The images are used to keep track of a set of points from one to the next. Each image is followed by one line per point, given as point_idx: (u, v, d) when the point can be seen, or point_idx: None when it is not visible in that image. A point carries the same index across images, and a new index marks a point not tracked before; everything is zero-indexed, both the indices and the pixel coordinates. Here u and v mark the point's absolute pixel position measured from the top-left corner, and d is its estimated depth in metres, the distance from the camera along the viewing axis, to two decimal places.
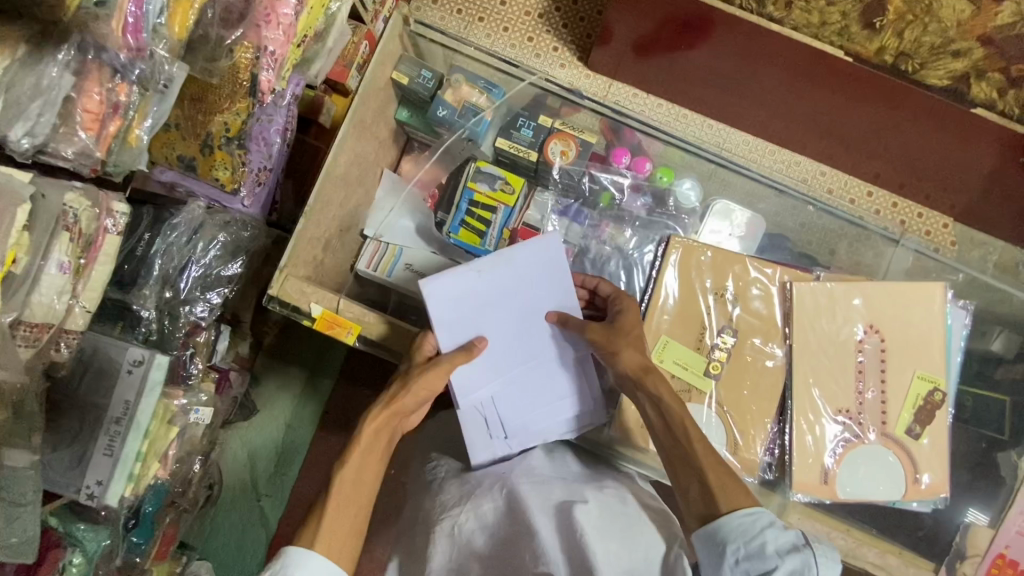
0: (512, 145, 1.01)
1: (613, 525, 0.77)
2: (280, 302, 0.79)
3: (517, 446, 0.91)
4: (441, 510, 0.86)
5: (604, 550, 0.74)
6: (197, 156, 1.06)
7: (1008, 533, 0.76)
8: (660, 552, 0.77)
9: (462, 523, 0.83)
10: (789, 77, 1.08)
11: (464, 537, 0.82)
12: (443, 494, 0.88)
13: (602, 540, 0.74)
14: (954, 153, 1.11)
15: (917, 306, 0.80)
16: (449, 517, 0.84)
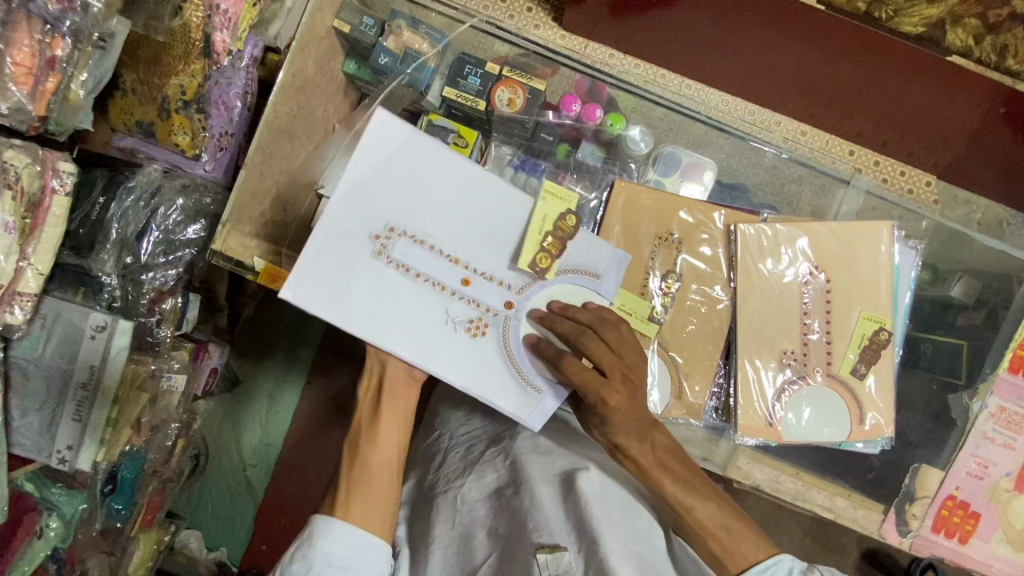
0: (459, 95, 0.92)
1: (615, 493, 0.73)
2: (222, 257, 0.77)
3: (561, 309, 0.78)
4: (444, 484, 0.81)
5: (607, 518, 0.69)
6: (156, 121, 1.05)
7: (959, 475, 0.80)
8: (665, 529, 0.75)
9: (465, 493, 0.78)
10: (757, 29, 1.04)
11: (466, 507, 0.77)
12: (444, 466, 0.84)
13: (604, 505, 0.71)
14: (940, 108, 1.06)
15: (864, 245, 0.79)
16: (451, 488, 0.79)
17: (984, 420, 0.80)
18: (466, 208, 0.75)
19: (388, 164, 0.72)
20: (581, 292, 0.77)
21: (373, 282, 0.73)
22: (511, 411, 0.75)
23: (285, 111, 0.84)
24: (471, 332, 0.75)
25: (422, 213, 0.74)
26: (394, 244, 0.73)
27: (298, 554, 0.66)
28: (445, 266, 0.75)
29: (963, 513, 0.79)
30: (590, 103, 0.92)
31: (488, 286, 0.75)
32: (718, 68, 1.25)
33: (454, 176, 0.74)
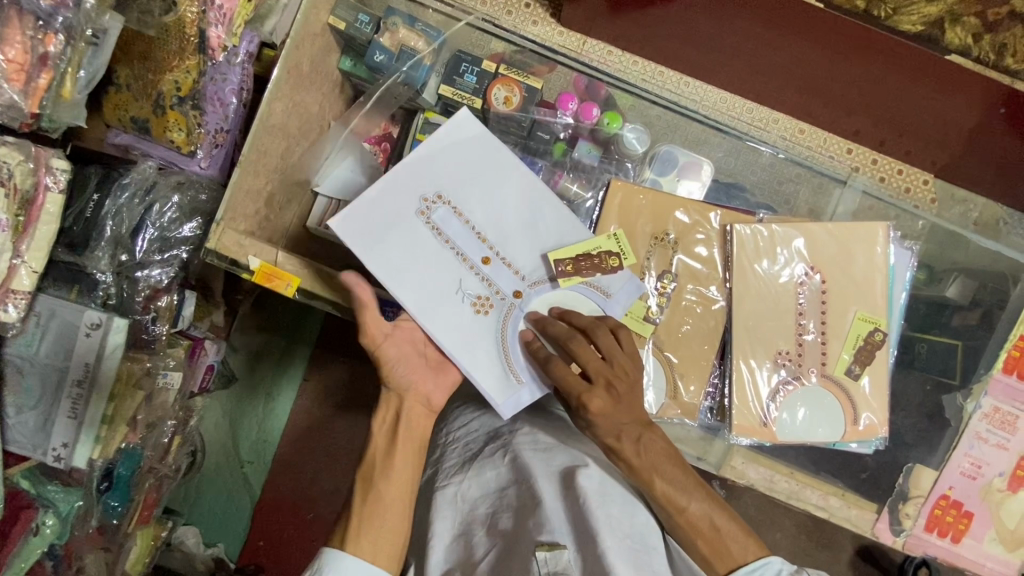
0: (455, 93, 0.91)
1: (615, 491, 0.73)
2: (217, 256, 0.76)
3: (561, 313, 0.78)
4: (443, 479, 0.82)
5: (604, 514, 0.69)
6: (151, 118, 1.04)
7: (952, 475, 0.80)
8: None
9: (464, 489, 0.79)
10: (756, 26, 1.03)
11: (466, 504, 0.77)
12: (444, 463, 0.84)
13: (603, 503, 0.70)
14: (939, 108, 1.06)
15: (860, 246, 0.79)
16: (450, 485, 0.80)
17: (978, 420, 0.80)
18: (508, 198, 0.80)
19: (451, 145, 0.80)
20: (587, 306, 0.78)
21: (405, 236, 0.78)
22: (494, 392, 0.78)
23: (279, 109, 0.83)
24: (475, 308, 0.78)
25: (469, 191, 0.80)
26: (434, 211, 0.79)
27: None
28: (472, 244, 0.79)
29: (956, 512, 0.80)
30: (586, 102, 0.92)
31: (505, 274, 0.79)
32: (716, 66, 1.25)
33: (507, 169, 0.81)
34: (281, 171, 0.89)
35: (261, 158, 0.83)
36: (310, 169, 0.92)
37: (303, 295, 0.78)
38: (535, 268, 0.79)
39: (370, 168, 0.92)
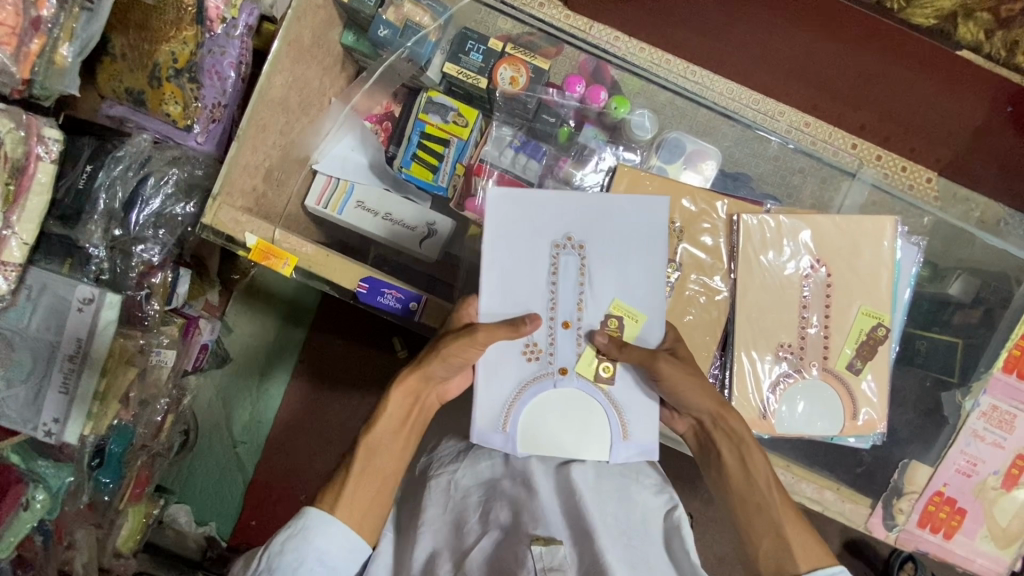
0: (461, 71, 0.90)
1: (609, 482, 0.76)
2: (213, 231, 0.74)
3: (598, 419, 0.78)
4: (436, 467, 0.81)
5: (601, 510, 0.70)
6: (146, 90, 1.02)
7: (948, 471, 0.80)
8: (659, 517, 0.74)
9: (457, 478, 0.77)
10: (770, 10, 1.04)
11: (459, 492, 0.76)
12: (439, 452, 0.83)
13: (598, 502, 0.71)
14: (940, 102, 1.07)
15: (867, 237, 0.78)
16: (444, 473, 0.79)
17: (976, 419, 0.80)
18: (630, 294, 0.76)
19: (620, 216, 0.76)
20: (603, 428, 0.78)
21: (523, 253, 0.77)
22: (481, 419, 0.77)
23: (279, 82, 0.81)
24: (525, 350, 0.78)
25: (609, 259, 0.77)
26: (565, 255, 0.77)
27: (286, 546, 0.63)
28: (570, 305, 0.77)
29: (949, 509, 0.80)
30: (593, 86, 0.90)
31: (571, 348, 0.78)
32: (723, 59, 1.24)
33: (657, 269, 0.76)
34: (282, 147, 0.87)
35: (260, 133, 0.81)
36: (310, 146, 0.91)
37: (301, 275, 0.77)
38: (586, 355, 0.77)
39: (371, 147, 0.92)
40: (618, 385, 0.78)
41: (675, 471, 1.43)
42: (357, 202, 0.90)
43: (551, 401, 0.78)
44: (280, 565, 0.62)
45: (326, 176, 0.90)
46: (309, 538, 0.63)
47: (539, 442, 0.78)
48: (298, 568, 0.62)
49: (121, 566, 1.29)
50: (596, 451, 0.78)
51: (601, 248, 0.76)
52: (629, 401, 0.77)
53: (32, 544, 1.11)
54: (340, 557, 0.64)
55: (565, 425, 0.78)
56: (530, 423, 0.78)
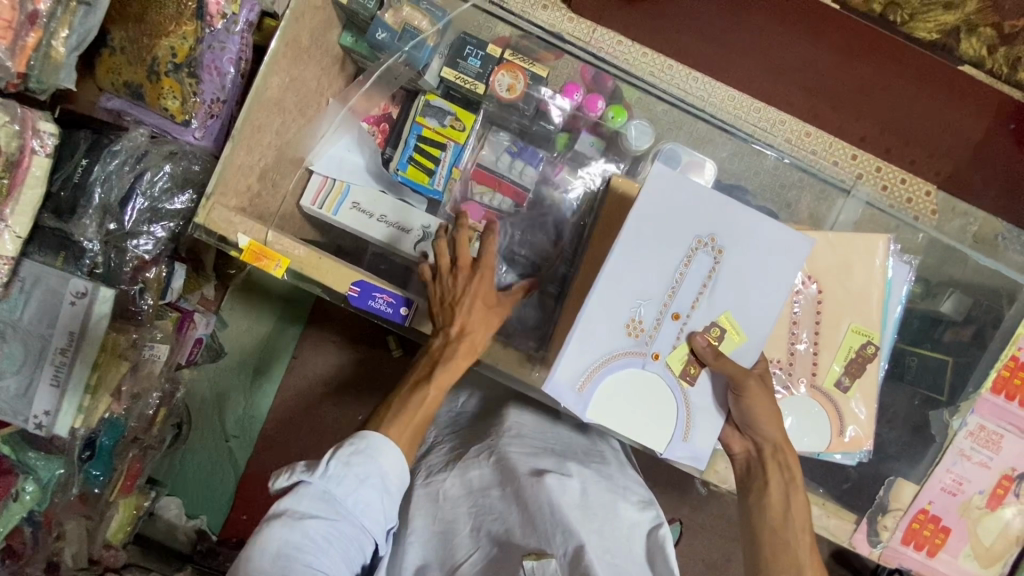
0: (459, 76, 0.90)
1: (596, 499, 0.76)
2: (205, 232, 0.74)
3: (672, 419, 0.74)
4: (425, 476, 0.84)
5: (587, 530, 0.70)
6: (145, 83, 1.02)
7: (933, 490, 0.80)
8: (644, 532, 0.74)
9: (447, 488, 0.80)
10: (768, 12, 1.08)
11: (448, 502, 0.78)
12: (428, 461, 0.87)
13: (583, 519, 0.71)
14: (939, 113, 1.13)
15: (858, 253, 0.78)
16: (434, 482, 0.81)
17: (963, 439, 0.80)
18: (746, 310, 0.72)
19: (765, 230, 0.72)
20: (670, 421, 0.74)
21: (660, 241, 0.72)
22: (564, 372, 0.73)
23: (276, 84, 0.81)
24: (629, 324, 0.73)
25: (744, 270, 0.72)
26: (700, 251, 0.72)
27: (354, 458, 0.64)
28: (685, 300, 0.73)
29: (933, 526, 0.80)
30: (591, 95, 0.92)
31: (670, 339, 0.73)
32: (729, 59, 1.21)
33: (779, 289, 0.72)
34: (277, 148, 0.86)
35: (256, 133, 0.81)
36: (306, 148, 0.90)
37: (293, 277, 0.76)
38: (678, 353, 0.73)
39: (368, 149, 0.92)
40: (700, 389, 0.74)
41: (664, 476, 1.44)
42: (352, 202, 0.90)
43: (630, 381, 0.73)
44: (346, 476, 0.64)
45: (323, 175, 0.90)
46: (376, 456, 0.66)
47: (607, 414, 0.74)
48: (362, 481, 0.64)
49: (111, 557, 1.27)
50: (654, 441, 0.74)
51: (738, 257, 0.72)
52: (704, 410, 0.74)
53: (23, 536, 1.12)
54: (396, 480, 0.67)
55: (635, 408, 0.73)
56: (608, 394, 0.73)
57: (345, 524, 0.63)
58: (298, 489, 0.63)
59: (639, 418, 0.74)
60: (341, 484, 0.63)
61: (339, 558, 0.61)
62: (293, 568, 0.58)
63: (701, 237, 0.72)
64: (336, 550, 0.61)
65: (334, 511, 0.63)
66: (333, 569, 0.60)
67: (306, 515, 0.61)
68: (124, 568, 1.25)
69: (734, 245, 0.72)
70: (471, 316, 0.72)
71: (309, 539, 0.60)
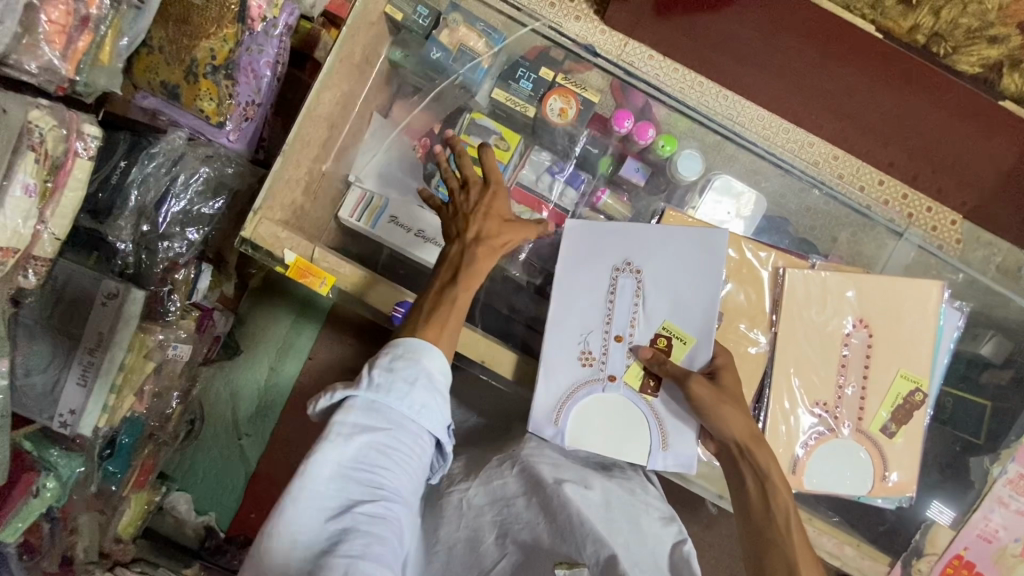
0: (509, 98, 0.90)
1: (620, 512, 0.73)
2: (254, 247, 0.74)
3: (642, 429, 0.77)
4: (448, 485, 0.81)
5: (615, 540, 0.68)
6: (181, 84, 1.00)
7: (969, 535, 0.80)
8: (668, 546, 0.71)
9: (470, 497, 0.77)
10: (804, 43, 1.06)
11: (472, 511, 0.76)
12: (449, 470, 0.84)
13: (610, 530, 0.69)
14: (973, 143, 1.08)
15: (910, 301, 0.78)
16: (456, 491, 0.79)
17: (1001, 486, 0.80)
18: (683, 317, 0.77)
19: (676, 247, 0.78)
20: (644, 437, 0.77)
21: (590, 274, 0.80)
22: (536, 410, 0.78)
23: (326, 99, 0.81)
24: (580, 354, 0.79)
25: (662, 280, 0.78)
26: (623, 277, 0.79)
27: (398, 363, 0.61)
28: (623, 321, 0.79)
29: (966, 572, 0.79)
30: (642, 121, 0.89)
31: (620, 359, 0.78)
32: (759, 84, 1.23)
33: (705, 290, 0.77)
34: (320, 161, 0.86)
35: (302, 146, 0.81)
36: (348, 164, 0.92)
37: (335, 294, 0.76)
38: (628, 367, 0.78)
39: (408, 165, 0.92)
40: (664, 397, 0.77)
41: (676, 494, 1.43)
42: (390, 216, 0.88)
43: (598, 405, 0.78)
44: (393, 382, 0.60)
45: (361, 189, 0.90)
46: (419, 359, 0.62)
47: (584, 440, 0.78)
48: (412, 387, 0.61)
49: (121, 552, 1.26)
50: (634, 455, 0.77)
51: (661, 269, 0.78)
52: (671, 418, 0.77)
53: (39, 531, 1.08)
54: (446, 381, 0.64)
55: (608, 428, 0.78)
56: (581, 422, 0.78)
57: (401, 433, 0.60)
58: (344, 403, 0.59)
59: (613, 433, 0.78)
60: (387, 391, 0.60)
61: (397, 469, 0.59)
62: (347, 486, 0.56)
63: (621, 260, 0.79)
64: (393, 461, 0.59)
65: (386, 419, 0.59)
66: (389, 481, 0.58)
67: (356, 429, 0.58)
68: (133, 564, 1.27)
69: (654, 261, 0.79)
70: (489, 219, 0.72)
71: (363, 454, 0.58)
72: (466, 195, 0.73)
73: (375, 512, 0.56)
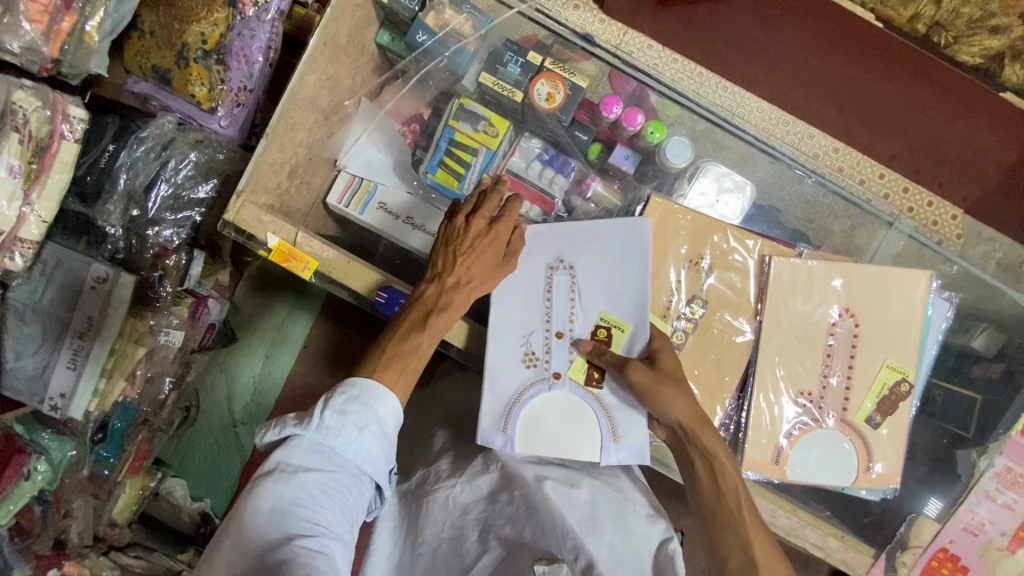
0: (497, 82, 0.89)
1: (606, 511, 0.72)
2: (236, 229, 0.74)
3: (592, 425, 0.77)
4: (435, 481, 0.79)
5: (597, 541, 0.68)
6: (173, 69, 0.99)
7: (954, 528, 0.79)
8: (652, 546, 0.71)
9: (456, 495, 0.76)
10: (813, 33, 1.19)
11: (457, 509, 0.74)
12: (437, 466, 0.82)
13: (594, 532, 0.69)
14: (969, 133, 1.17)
15: (897, 290, 0.77)
16: (442, 488, 0.77)
17: (988, 480, 0.79)
18: (619, 305, 0.77)
19: (604, 241, 0.78)
20: (592, 430, 0.77)
21: (525, 274, 0.79)
22: (484, 419, 0.78)
23: (311, 81, 0.81)
24: (524, 356, 0.78)
25: (597, 272, 0.78)
26: (557, 274, 0.79)
27: (348, 406, 0.62)
28: (562, 316, 0.78)
29: (951, 565, 0.79)
30: (631, 108, 0.88)
31: (563, 355, 0.78)
32: (764, 74, 1.19)
33: (634, 277, 0.77)
34: (306, 146, 0.86)
35: (287, 129, 0.80)
36: (337, 148, 0.92)
37: (320, 280, 0.76)
38: (569, 363, 0.77)
39: (397, 150, 0.91)
40: (609, 388, 0.77)
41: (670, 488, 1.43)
42: (379, 203, 0.90)
43: (546, 406, 0.77)
44: (342, 424, 0.61)
45: (351, 174, 0.90)
46: (371, 403, 0.63)
47: (536, 446, 0.77)
48: (362, 430, 0.62)
49: (116, 536, 1.28)
50: (587, 453, 0.77)
51: (597, 261, 0.78)
52: (617, 409, 0.77)
53: (31, 514, 1.08)
54: (395, 426, 0.65)
55: (558, 430, 0.77)
56: (531, 426, 0.77)
57: (344, 474, 0.61)
58: (291, 442, 0.61)
59: (567, 433, 0.77)
60: (335, 432, 0.61)
61: (338, 509, 0.60)
62: (286, 522, 0.57)
63: (556, 254, 0.79)
64: (335, 501, 0.60)
65: (332, 462, 0.60)
66: (329, 521, 0.59)
67: (301, 468, 0.60)
68: (128, 547, 1.28)
69: (587, 254, 0.78)
70: (473, 271, 0.72)
71: (306, 493, 0.59)
72: (457, 237, 0.73)
73: (316, 547, 0.56)
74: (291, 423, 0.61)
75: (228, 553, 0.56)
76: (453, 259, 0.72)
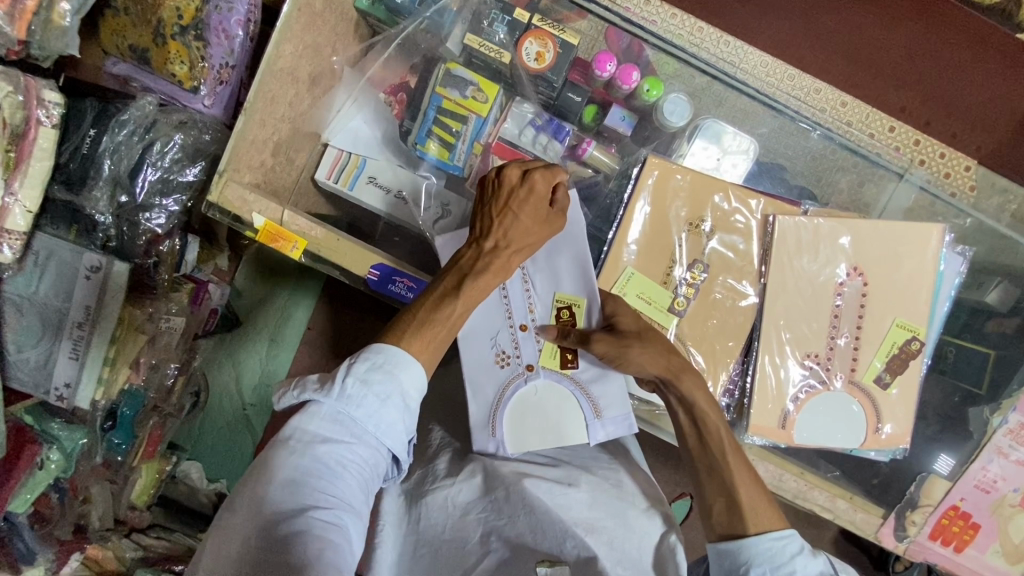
0: (483, 43, 0.86)
1: (604, 507, 0.71)
2: (220, 210, 0.72)
3: (572, 403, 0.77)
4: (432, 481, 0.76)
5: (597, 541, 0.67)
6: (151, 47, 0.96)
7: (965, 486, 0.78)
8: (653, 539, 0.70)
9: (454, 495, 0.73)
10: None
11: (457, 509, 0.71)
12: (435, 465, 0.78)
13: (593, 529, 0.68)
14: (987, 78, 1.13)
15: (910, 243, 0.74)
16: (440, 487, 0.74)
17: (1001, 436, 0.78)
18: (571, 283, 0.76)
19: None
20: (575, 411, 0.77)
21: None
22: (472, 426, 0.77)
23: (288, 51, 0.78)
24: (496, 357, 0.77)
25: (545, 261, 0.76)
26: None
27: (371, 375, 0.59)
28: (522, 309, 0.76)
29: (962, 523, 0.79)
30: (625, 65, 0.85)
31: (532, 345, 0.77)
32: (761, 26, 1.13)
33: (578, 257, 0.75)
34: (288, 122, 0.84)
35: (267, 103, 0.78)
36: (321, 123, 0.90)
37: (309, 259, 0.75)
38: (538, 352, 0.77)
39: (383, 121, 0.90)
40: (582, 365, 0.76)
41: None
42: (368, 177, 0.87)
43: (529, 399, 0.77)
44: (364, 394, 0.58)
45: (337, 150, 0.89)
46: (395, 373, 0.60)
47: (525, 441, 0.77)
48: (383, 401, 0.59)
49: (137, 518, 1.29)
50: (575, 433, 0.77)
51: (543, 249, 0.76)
52: (594, 383, 0.76)
53: (49, 501, 1.09)
54: (417, 399, 0.62)
55: (543, 419, 0.77)
56: (518, 423, 0.77)
57: (362, 447, 0.59)
58: (308, 407, 0.59)
59: (553, 419, 0.77)
60: (354, 403, 0.58)
61: (354, 481, 0.58)
62: (301, 492, 0.55)
63: None
64: (352, 474, 0.58)
65: (350, 433, 0.58)
66: (345, 494, 0.57)
67: (318, 437, 0.57)
68: (150, 529, 1.30)
69: None
70: (512, 233, 0.69)
71: (321, 464, 0.56)
72: (493, 197, 0.70)
73: (328, 522, 0.55)
74: (308, 391, 0.59)
75: (240, 520, 0.55)
76: (490, 219, 0.70)
